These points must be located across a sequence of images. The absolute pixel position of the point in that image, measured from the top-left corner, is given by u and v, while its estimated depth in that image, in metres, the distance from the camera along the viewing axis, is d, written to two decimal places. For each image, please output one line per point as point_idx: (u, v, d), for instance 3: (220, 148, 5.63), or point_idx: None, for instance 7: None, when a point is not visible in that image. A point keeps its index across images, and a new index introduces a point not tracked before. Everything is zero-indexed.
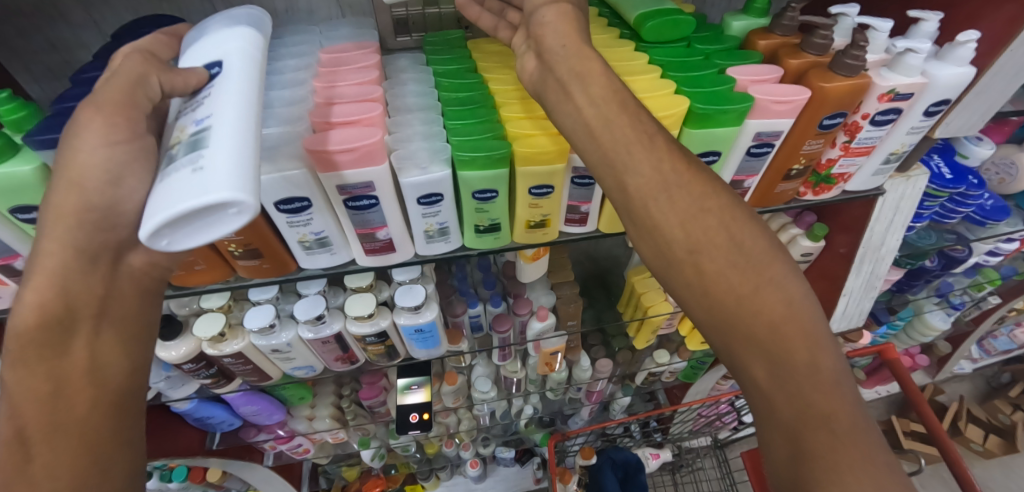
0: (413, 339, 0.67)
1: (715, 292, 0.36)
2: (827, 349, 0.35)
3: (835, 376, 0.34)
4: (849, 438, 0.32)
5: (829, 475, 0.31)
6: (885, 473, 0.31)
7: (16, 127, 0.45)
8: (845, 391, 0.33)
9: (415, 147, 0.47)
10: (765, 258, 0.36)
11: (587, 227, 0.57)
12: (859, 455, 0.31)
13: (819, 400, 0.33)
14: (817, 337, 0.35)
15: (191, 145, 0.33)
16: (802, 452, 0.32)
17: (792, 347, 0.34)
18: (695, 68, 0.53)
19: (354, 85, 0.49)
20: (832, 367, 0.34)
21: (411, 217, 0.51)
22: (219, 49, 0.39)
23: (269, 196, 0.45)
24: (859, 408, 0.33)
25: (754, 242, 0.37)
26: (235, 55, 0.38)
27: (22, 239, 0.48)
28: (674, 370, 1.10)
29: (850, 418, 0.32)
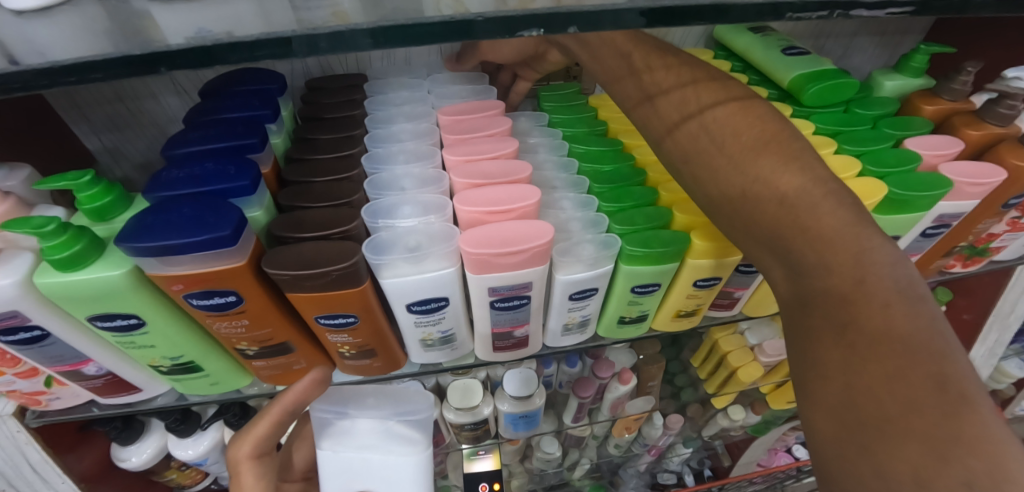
0: (512, 424, 0.60)
1: (719, 202, 0.33)
2: (859, 251, 0.28)
3: (863, 280, 0.28)
4: (874, 344, 0.26)
5: (838, 385, 0.26)
6: (919, 380, 0.24)
7: (99, 215, 0.37)
8: (881, 292, 0.27)
9: (576, 238, 0.40)
10: (771, 157, 0.32)
11: (732, 311, 0.51)
12: (886, 366, 0.25)
13: (837, 303, 0.28)
14: (843, 235, 0.29)
15: None
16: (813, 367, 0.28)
17: (797, 250, 0.30)
18: (870, 141, 0.47)
19: (492, 159, 0.42)
20: (853, 255, 0.28)
21: (554, 311, 0.43)
22: (386, 484, 0.44)
23: (403, 298, 0.37)
24: (910, 313, 0.26)
25: (756, 140, 0.33)
26: (400, 483, 0.44)
27: (95, 343, 0.40)
28: (744, 425, 1.01)
29: (881, 327, 0.26)
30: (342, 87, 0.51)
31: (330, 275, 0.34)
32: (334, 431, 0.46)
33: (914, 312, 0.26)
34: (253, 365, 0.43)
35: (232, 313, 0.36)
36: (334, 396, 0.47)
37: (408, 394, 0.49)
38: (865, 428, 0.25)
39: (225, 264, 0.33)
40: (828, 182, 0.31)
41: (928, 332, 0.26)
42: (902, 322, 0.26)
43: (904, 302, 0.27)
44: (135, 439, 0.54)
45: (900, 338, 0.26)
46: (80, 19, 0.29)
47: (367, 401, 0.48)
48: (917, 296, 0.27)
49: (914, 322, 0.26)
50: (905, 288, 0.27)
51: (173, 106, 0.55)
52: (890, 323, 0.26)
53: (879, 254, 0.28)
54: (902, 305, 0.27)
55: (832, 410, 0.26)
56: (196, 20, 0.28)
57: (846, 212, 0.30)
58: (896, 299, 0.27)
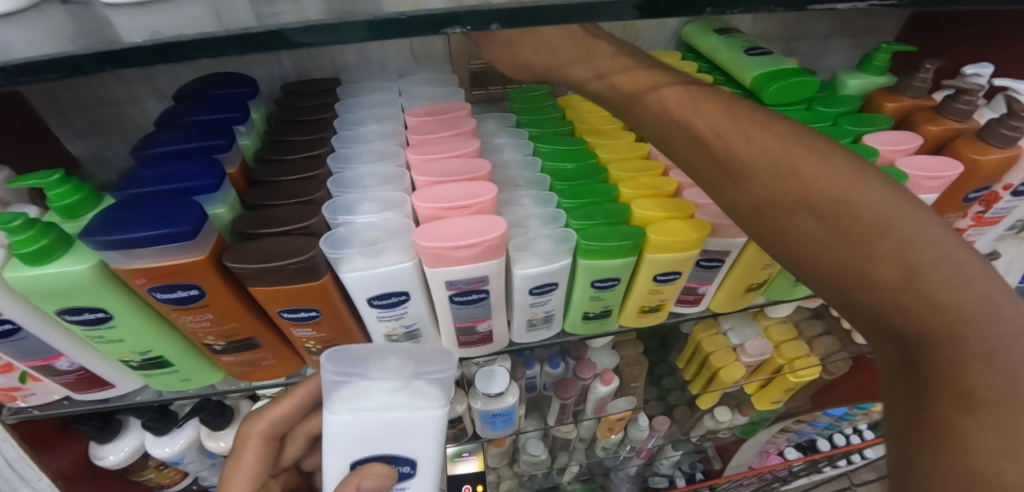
0: (487, 422, 0.61)
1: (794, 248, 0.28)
2: (943, 273, 0.25)
3: (947, 310, 0.24)
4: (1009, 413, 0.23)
5: (960, 456, 0.23)
6: None
7: (69, 212, 0.38)
8: (975, 321, 0.24)
9: (534, 233, 0.40)
10: (820, 182, 0.27)
11: (698, 307, 0.51)
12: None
13: (949, 359, 0.24)
14: (923, 257, 0.25)
15: None
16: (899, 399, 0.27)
17: (905, 307, 0.25)
18: (829, 138, 0.48)
19: (454, 158, 0.43)
20: (970, 304, 0.24)
21: (517, 307, 0.43)
22: (406, 444, 0.37)
23: (363, 292, 0.38)
24: (995, 335, 0.24)
25: (801, 166, 0.28)
26: (422, 447, 0.37)
27: (65, 337, 0.40)
28: (732, 427, 1.01)
29: (970, 365, 0.24)
30: (315, 91, 0.52)
31: (287, 268, 0.35)
32: (347, 394, 0.37)
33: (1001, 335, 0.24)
34: (223, 360, 0.44)
35: (196, 307, 0.37)
36: (343, 356, 0.37)
37: (430, 351, 0.38)
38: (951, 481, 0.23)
39: (186, 257, 0.34)
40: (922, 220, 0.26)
41: None
42: (990, 350, 0.24)
43: (993, 324, 0.24)
44: (112, 437, 0.55)
45: (990, 371, 0.23)
46: (45, 23, 0.30)
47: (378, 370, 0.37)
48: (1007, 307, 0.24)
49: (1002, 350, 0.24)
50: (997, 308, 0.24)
51: (154, 111, 0.56)
52: (976, 359, 0.24)
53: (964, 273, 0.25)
54: (989, 331, 0.24)
55: (921, 452, 0.25)
56: (154, 22, 0.29)
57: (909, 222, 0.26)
58: (984, 325, 0.24)
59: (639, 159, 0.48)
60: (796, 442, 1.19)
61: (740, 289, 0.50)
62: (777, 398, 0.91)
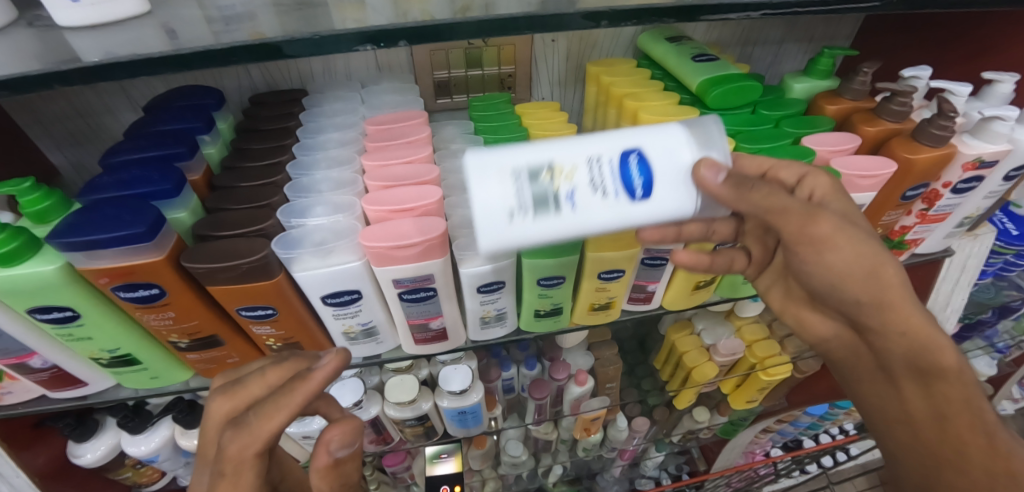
0: (453, 420, 0.62)
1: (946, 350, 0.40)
2: (981, 414, 0.41)
3: (975, 440, 0.41)
4: (952, 396, 0.41)
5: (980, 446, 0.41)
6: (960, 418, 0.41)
7: (40, 217, 0.40)
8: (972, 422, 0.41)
9: (478, 233, 0.43)
10: (925, 353, 0.40)
11: (650, 305, 0.53)
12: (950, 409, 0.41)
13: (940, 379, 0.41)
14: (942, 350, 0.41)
15: (537, 203, 0.31)
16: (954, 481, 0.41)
17: (917, 357, 0.41)
18: (769, 139, 0.50)
19: (406, 163, 0.46)
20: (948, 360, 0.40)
21: (468, 305, 0.46)
22: (659, 156, 0.32)
23: (316, 291, 0.40)
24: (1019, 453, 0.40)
25: (934, 342, 0.40)
26: (665, 201, 0.33)
27: (36, 337, 0.43)
28: (712, 427, 1.02)
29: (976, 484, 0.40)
30: (282, 101, 0.55)
31: (240, 267, 0.37)
32: (666, 142, 0.33)
33: (1006, 447, 0.40)
34: (188, 358, 0.46)
35: (157, 305, 0.40)
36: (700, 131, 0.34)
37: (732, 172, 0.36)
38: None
39: (145, 258, 0.37)
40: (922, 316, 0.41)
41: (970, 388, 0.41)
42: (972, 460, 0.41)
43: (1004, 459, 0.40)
44: (90, 435, 0.57)
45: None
46: (7, 45, 0.32)
47: (720, 149, 0.33)
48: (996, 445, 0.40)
49: (984, 453, 0.41)
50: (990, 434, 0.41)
51: (128, 120, 0.60)
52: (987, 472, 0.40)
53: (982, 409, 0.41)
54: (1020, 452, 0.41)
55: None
56: (108, 42, 0.31)
57: (965, 405, 0.41)
58: (968, 453, 0.41)
59: None
60: (780, 441, 1.22)
61: (688, 286, 0.52)
62: (752, 397, 0.92)
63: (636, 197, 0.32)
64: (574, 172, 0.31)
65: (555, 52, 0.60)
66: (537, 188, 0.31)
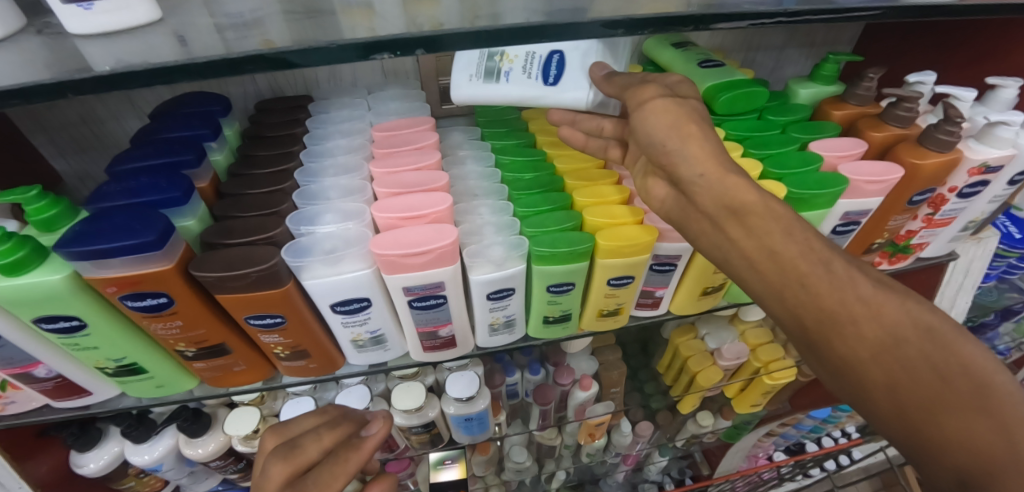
0: (460, 427, 0.62)
1: (858, 302, 0.29)
2: (851, 295, 0.29)
3: (860, 321, 0.29)
4: (906, 372, 0.27)
5: (932, 425, 0.26)
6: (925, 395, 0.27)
7: (46, 226, 0.40)
8: (944, 391, 0.27)
9: (488, 240, 0.42)
10: (771, 220, 0.32)
11: (658, 310, 0.53)
12: (926, 389, 0.27)
13: (877, 350, 0.28)
14: (867, 303, 0.29)
15: (485, 72, 0.46)
16: (908, 400, 0.27)
17: (832, 318, 0.29)
18: (776, 145, 0.50)
19: (414, 170, 0.45)
20: (885, 317, 0.29)
21: (477, 312, 0.45)
22: (571, 59, 0.45)
23: (325, 299, 0.40)
24: (969, 347, 0.28)
25: (742, 200, 0.33)
26: (570, 90, 0.45)
27: (40, 346, 0.42)
28: (715, 431, 1.02)
29: (959, 405, 0.26)
30: (287, 108, 0.55)
31: (250, 276, 0.37)
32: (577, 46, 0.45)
33: (928, 324, 0.28)
34: (194, 367, 0.45)
35: (165, 314, 0.39)
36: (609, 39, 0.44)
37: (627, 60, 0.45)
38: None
39: (153, 267, 0.36)
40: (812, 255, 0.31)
41: (943, 357, 0.27)
42: (943, 370, 0.27)
43: (967, 345, 0.28)
44: (93, 445, 0.57)
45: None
46: (20, 56, 0.32)
47: (622, 60, 0.45)
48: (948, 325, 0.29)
49: (921, 343, 0.28)
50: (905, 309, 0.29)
51: (133, 127, 0.60)
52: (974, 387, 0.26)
53: (855, 281, 0.30)
54: (973, 350, 0.28)
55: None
56: (119, 51, 0.31)
57: (876, 284, 0.30)
58: (935, 354, 0.27)
59: (595, 169, 0.50)
60: (783, 444, 1.22)
61: (696, 292, 0.52)
62: (756, 401, 0.91)
63: (547, 79, 0.45)
64: (515, 58, 0.45)
65: None
66: (489, 64, 0.46)
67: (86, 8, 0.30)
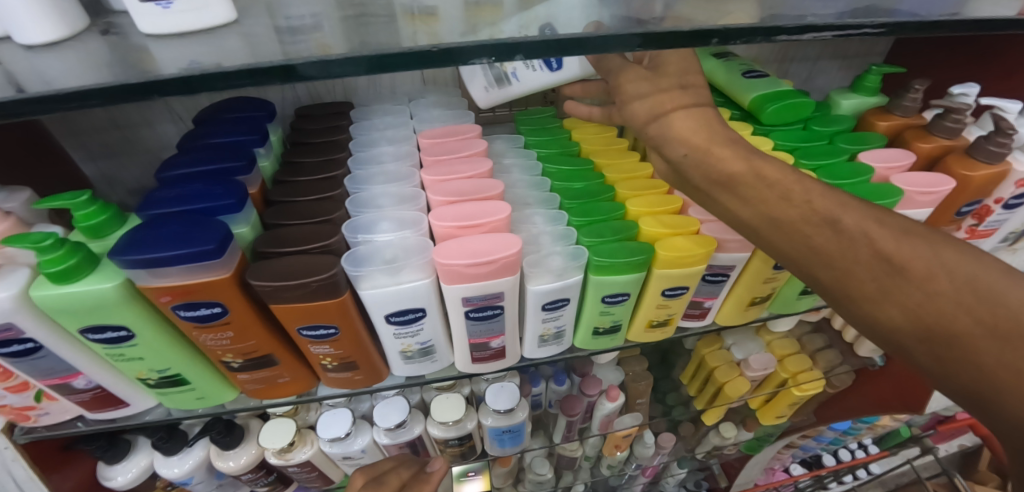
0: (496, 439, 0.61)
1: (883, 249, 0.30)
2: (866, 248, 0.30)
3: (884, 277, 0.30)
4: (942, 314, 0.28)
5: (975, 361, 0.27)
6: (966, 334, 0.28)
7: (94, 233, 0.39)
8: (993, 330, 0.27)
9: (546, 250, 0.42)
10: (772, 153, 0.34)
11: (704, 321, 0.53)
12: (971, 329, 0.27)
13: (914, 294, 0.29)
14: (896, 251, 0.30)
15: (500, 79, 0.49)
16: (959, 354, 0.28)
17: (855, 272, 0.31)
18: (825, 155, 0.50)
19: (466, 178, 0.45)
20: (918, 262, 0.29)
21: (529, 322, 0.45)
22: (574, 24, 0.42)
23: (381, 309, 0.39)
24: (1013, 287, 0.28)
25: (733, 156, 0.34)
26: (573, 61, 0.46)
27: (81, 356, 0.41)
28: (737, 443, 1.01)
29: (1009, 353, 0.26)
30: (328, 114, 0.54)
31: (310, 285, 0.36)
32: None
33: (964, 271, 0.28)
34: (238, 378, 0.44)
35: (217, 324, 0.38)
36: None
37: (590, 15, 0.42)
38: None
39: (210, 276, 0.35)
40: (828, 209, 0.32)
41: (991, 292, 0.28)
42: (992, 319, 0.27)
43: (1014, 286, 0.28)
44: (121, 457, 0.55)
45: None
46: (83, 56, 0.31)
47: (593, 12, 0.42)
48: (992, 267, 0.29)
49: (957, 292, 0.28)
50: (940, 259, 0.29)
51: (166, 133, 0.59)
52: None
53: (880, 239, 0.30)
54: (1019, 289, 0.28)
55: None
56: (190, 53, 0.30)
57: (904, 235, 0.31)
58: (976, 301, 0.28)
59: (643, 178, 0.50)
60: (801, 456, 1.20)
61: (743, 302, 0.51)
62: (782, 412, 0.91)
63: (552, 67, 0.46)
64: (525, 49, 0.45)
65: None
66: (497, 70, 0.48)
67: (164, 7, 0.30)
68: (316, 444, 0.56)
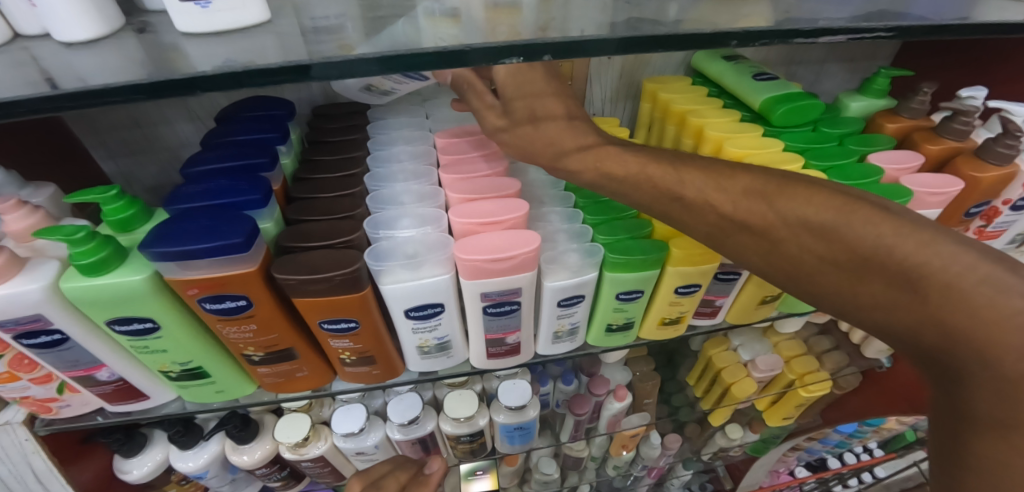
0: (507, 436, 0.62)
1: (730, 214, 0.36)
2: (719, 216, 0.36)
3: (746, 237, 0.36)
4: (798, 257, 0.34)
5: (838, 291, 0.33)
6: (824, 271, 0.33)
7: (122, 227, 0.40)
8: (841, 263, 0.32)
9: (563, 248, 0.43)
10: None
11: (715, 320, 0.53)
12: (828, 264, 0.33)
13: (775, 245, 0.35)
14: (743, 213, 0.35)
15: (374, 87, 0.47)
16: (821, 286, 0.34)
17: (728, 239, 0.37)
18: (836, 157, 0.50)
19: (484, 177, 0.46)
20: (762, 216, 0.35)
21: (545, 319, 0.45)
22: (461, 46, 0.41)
23: (401, 304, 0.40)
24: (847, 221, 0.32)
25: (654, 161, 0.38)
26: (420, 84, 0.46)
27: (106, 348, 0.42)
28: (743, 445, 1.01)
29: (854, 280, 0.32)
30: (345, 114, 0.55)
31: (334, 279, 0.37)
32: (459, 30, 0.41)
33: (802, 217, 0.33)
34: (258, 371, 0.45)
35: (241, 317, 0.39)
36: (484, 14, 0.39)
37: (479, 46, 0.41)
38: (967, 391, 0.28)
39: (238, 269, 0.36)
40: (684, 188, 0.37)
41: (832, 228, 0.32)
42: (833, 255, 0.32)
43: (848, 220, 0.32)
44: (138, 451, 0.56)
45: (991, 278, 0.27)
46: (116, 54, 0.32)
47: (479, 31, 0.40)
48: (830, 204, 0.33)
49: (801, 238, 0.34)
50: (775, 213, 0.34)
51: (184, 132, 0.60)
52: (864, 261, 0.31)
53: (721, 205, 0.36)
54: (851, 221, 0.32)
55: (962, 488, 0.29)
56: (224, 51, 0.31)
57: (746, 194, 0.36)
58: (817, 242, 0.33)
59: None
60: (806, 459, 1.20)
61: (754, 300, 0.52)
62: (789, 414, 0.91)
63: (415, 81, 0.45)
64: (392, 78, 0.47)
65: (609, 69, 0.61)
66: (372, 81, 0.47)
67: (203, 6, 0.31)
68: (330, 439, 0.57)
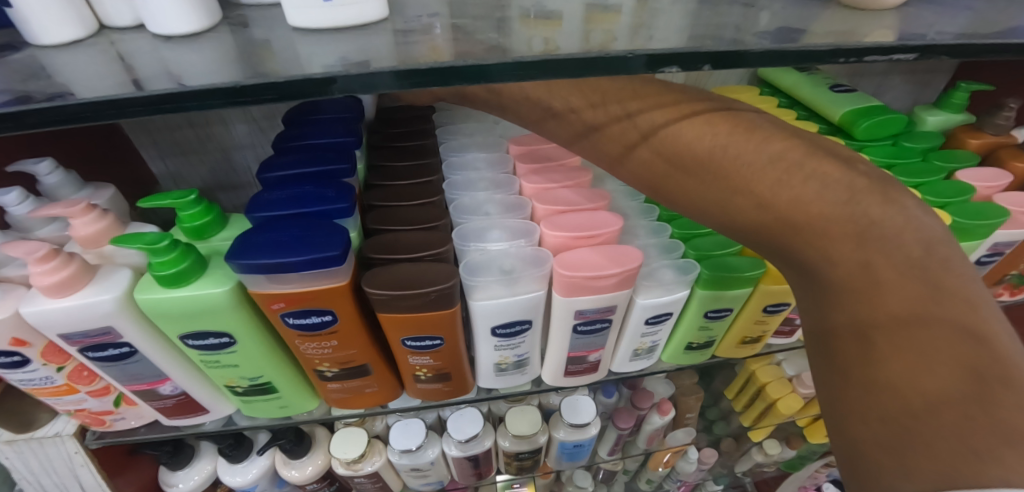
0: (564, 453, 0.60)
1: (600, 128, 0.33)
2: (596, 128, 0.33)
3: (622, 150, 0.32)
4: (670, 170, 0.31)
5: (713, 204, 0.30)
6: (694, 183, 0.30)
7: (197, 234, 0.38)
8: (704, 173, 0.30)
9: (655, 264, 0.41)
10: None
11: (791, 338, 0.52)
12: (699, 178, 0.30)
13: (649, 158, 0.31)
14: (615, 123, 0.32)
15: None
16: (693, 202, 0.31)
17: (607, 151, 0.33)
18: (923, 173, 0.49)
19: (567, 188, 0.44)
20: (631, 125, 0.32)
21: (627, 337, 0.43)
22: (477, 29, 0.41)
23: (489, 321, 0.38)
24: (703, 128, 0.30)
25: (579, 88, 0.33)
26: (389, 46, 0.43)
27: (173, 361, 0.40)
28: (778, 461, 1.00)
29: (722, 193, 0.29)
30: (409, 117, 0.52)
31: (429, 295, 0.35)
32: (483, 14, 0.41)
33: (666, 127, 0.31)
34: (327, 387, 0.43)
35: (324, 333, 0.37)
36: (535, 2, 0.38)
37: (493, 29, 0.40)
38: (865, 318, 0.27)
39: (330, 283, 0.34)
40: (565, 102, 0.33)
41: (696, 137, 0.30)
42: (694, 163, 0.30)
43: (706, 128, 0.30)
44: (185, 464, 0.54)
45: (824, 174, 0.28)
46: (216, 50, 0.30)
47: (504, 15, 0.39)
48: (688, 112, 0.31)
49: (665, 151, 0.31)
50: (638, 128, 0.32)
51: (237, 133, 0.57)
52: (720, 171, 0.29)
53: (593, 118, 0.33)
54: (707, 128, 0.30)
55: (881, 422, 0.25)
56: (336, 49, 0.29)
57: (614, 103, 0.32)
58: (682, 152, 0.30)
59: None
60: None
61: None
62: None
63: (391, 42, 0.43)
64: None
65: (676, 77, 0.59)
66: None
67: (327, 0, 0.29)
68: (386, 455, 0.55)
